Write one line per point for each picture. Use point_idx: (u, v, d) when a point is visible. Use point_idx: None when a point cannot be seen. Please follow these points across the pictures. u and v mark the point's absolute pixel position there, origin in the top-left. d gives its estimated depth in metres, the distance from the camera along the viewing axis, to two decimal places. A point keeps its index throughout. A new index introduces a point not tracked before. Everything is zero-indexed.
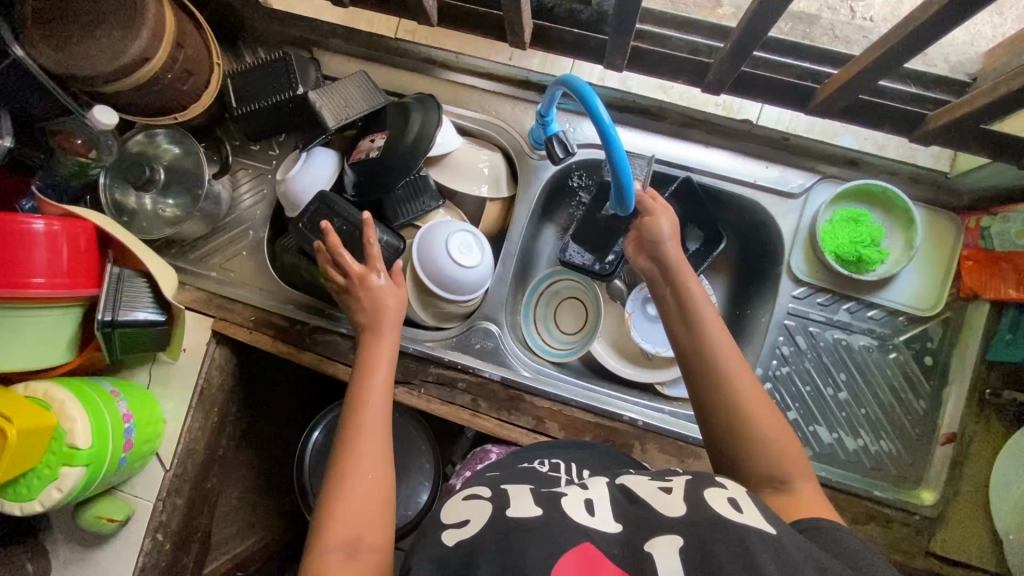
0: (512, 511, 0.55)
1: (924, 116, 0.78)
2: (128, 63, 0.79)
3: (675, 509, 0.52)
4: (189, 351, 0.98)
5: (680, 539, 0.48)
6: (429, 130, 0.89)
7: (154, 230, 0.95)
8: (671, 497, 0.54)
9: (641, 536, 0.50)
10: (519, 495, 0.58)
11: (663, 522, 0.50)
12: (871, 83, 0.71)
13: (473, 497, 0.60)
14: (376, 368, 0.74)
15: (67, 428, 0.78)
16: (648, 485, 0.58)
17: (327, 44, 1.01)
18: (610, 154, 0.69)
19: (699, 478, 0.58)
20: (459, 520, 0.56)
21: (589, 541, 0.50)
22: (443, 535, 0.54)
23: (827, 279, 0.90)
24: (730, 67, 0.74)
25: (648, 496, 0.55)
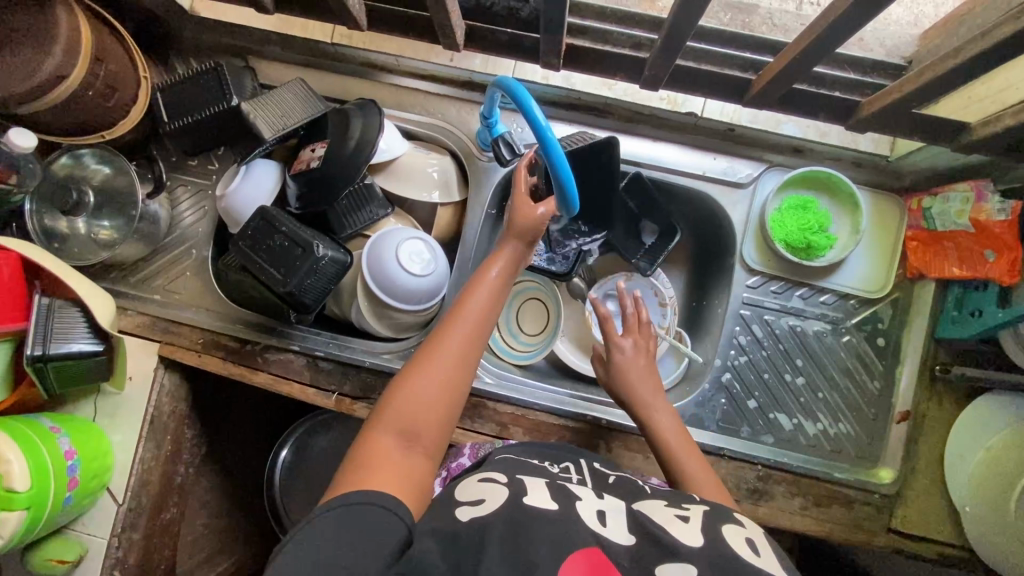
0: (528, 499, 0.57)
1: (857, 104, 0.79)
2: (43, 82, 0.75)
3: (692, 538, 0.53)
4: (135, 379, 0.94)
5: (692, 569, 0.49)
6: (371, 137, 0.87)
7: (88, 255, 0.90)
8: (690, 526, 0.55)
9: (651, 557, 0.51)
10: (536, 487, 0.60)
11: (677, 549, 0.51)
12: (803, 72, 0.71)
13: (488, 481, 0.62)
14: (483, 289, 0.71)
15: (3, 471, 0.74)
16: (663, 510, 0.59)
17: (261, 52, 0.97)
18: (547, 156, 0.67)
19: (718, 511, 0.59)
20: (474, 499, 0.58)
21: (598, 546, 0.51)
22: (456, 512, 0.56)
23: (779, 268, 0.91)
24: (665, 60, 0.74)
25: (664, 522, 0.56)
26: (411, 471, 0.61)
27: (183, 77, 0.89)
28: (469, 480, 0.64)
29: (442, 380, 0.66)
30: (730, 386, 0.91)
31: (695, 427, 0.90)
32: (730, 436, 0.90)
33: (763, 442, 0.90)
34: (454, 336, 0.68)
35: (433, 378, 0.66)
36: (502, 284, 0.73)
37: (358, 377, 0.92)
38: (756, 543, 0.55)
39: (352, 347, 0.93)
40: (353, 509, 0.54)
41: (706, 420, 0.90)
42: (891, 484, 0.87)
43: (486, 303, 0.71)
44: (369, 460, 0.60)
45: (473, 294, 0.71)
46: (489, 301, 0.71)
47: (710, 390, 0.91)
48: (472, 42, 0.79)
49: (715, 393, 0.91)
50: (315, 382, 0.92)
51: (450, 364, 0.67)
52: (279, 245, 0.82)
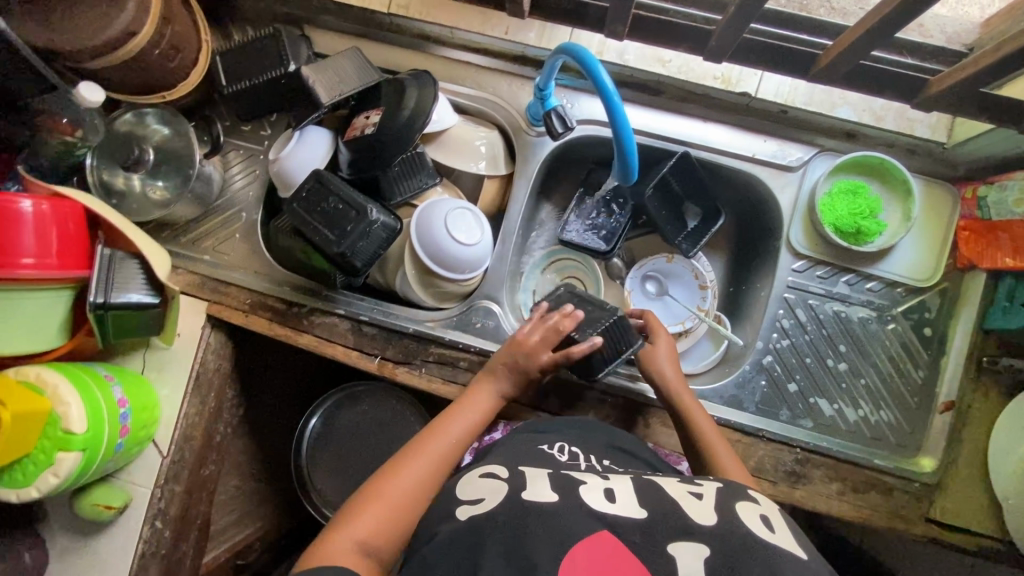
0: (527, 493, 0.60)
1: (926, 82, 0.78)
2: (114, 37, 0.77)
3: (707, 517, 0.57)
4: (184, 336, 0.96)
5: (706, 550, 0.53)
6: (426, 106, 0.88)
7: (144, 212, 0.93)
8: (703, 503, 0.59)
9: (664, 535, 0.54)
10: (536, 477, 0.64)
11: (693, 529, 0.55)
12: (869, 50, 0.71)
13: (489, 476, 0.67)
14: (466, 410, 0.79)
15: (61, 412, 0.77)
16: (677, 486, 0.63)
17: (317, 21, 0.99)
18: (614, 122, 0.68)
19: (732, 490, 0.63)
20: (474, 497, 0.63)
21: (607, 529, 0.55)
22: (456, 512, 0.61)
23: (826, 252, 0.91)
24: (732, 30, 0.73)
25: (679, 498, 0.60)
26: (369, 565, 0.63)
27: (245, 42, 0.92)
28: (471, 476, 0.69)
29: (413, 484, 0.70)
30: (771, 368, 0.91)
31: (734, 408, 0.90)
32: (770, 419, 0.90)
33: (802, 425, 0.89)
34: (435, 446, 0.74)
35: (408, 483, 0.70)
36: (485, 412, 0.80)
37: (401, 343, 0.93)
38: (770, 519, 0.59)
39: (396, 314, 0.95)
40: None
41: (744, 401, 0.91)
42: (931, 473, 0.86)
43: (468, 426, 0.77)
44: (328, 556, 0.62)
45: (455, 418, 0.77)
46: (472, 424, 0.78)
47: (751, 372, 0.91)
48: (532, 12, 0.80)
49: (755, 375, 0.91)
50: (358, 346, 0.93)
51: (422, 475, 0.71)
52: (332, 208, 0.84)
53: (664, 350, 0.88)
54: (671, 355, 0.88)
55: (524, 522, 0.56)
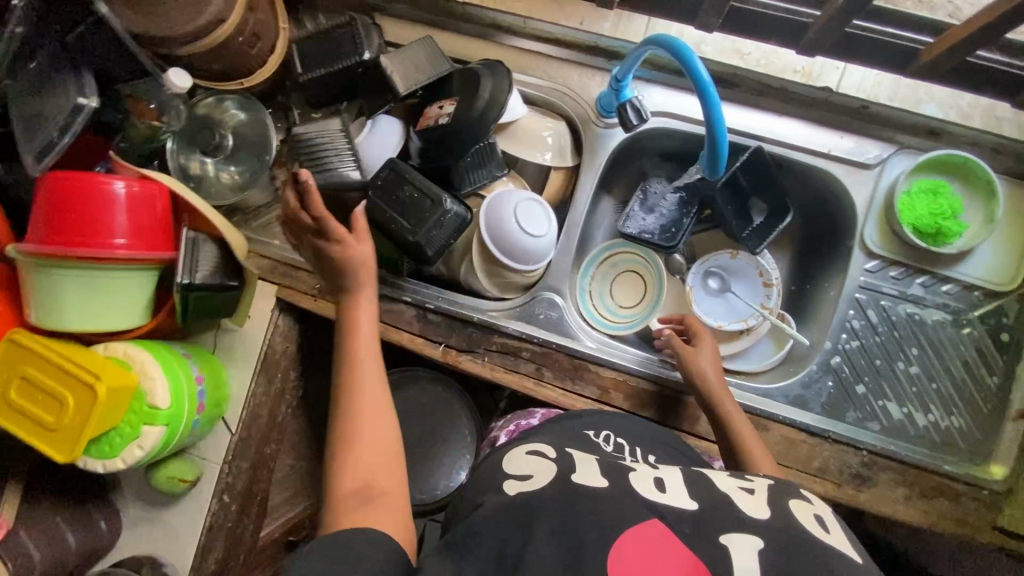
0: (577, 476, 0.60)
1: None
2: (205, 24, 0.78)
3: (759, 511, 0.55)
4: (255, 318, 0.99)
5: (760, 542, 0.51)
6: (501, 96, 0.88)
7: (221, 197, 0.95)
8: (755, 499, 0.58)
9: (717, 526, 0.53)
10: (586, 463, 0.64)
11: (744, 521, 0.53)
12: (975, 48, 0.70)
13: (538, 455, 0.67)
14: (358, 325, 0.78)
15: (148, 388, 0.81)
16: (728, 480, 0.62)
17: (390, 9, 1.00)
18: (708, 115, 0.67)
19: (784, 486, 0.61)
20: (524, 475, 0.63)
21: (658, 517, 0.54)
22: (507, 484, 0.62)
23: (901, 253, 0.89)
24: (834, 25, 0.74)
25: (731, 493, 0.59)
26: (395, 516, 0.61)
27: (322, 30, 0.93)
28: (519, 452, 0.70)
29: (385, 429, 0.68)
30: (838, 369, 0.90)
31: (799, 408, 0.90)
32: (835, 420, 0.89)
33: (868, 427, 0.88)
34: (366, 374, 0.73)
35: (377, 425, 0.68)
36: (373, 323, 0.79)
37: (464, 332, 0.95)
38: (825, 519, 0.56)
39: (461, 303, 0.96)
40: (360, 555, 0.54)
41: (810, 401, 0.90)
42: (1002, 481, 0.85)
43: (374, 351, 0.76)
44: (344, 516, 0.59)
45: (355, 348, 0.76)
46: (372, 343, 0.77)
47: (817, 372, 0.91)
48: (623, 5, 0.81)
49: (822, 375, 0.90)
50: (424, 334, 0.95)
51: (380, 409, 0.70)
52: (408, 196, 0.85)
53: (704, 350, 0.88)
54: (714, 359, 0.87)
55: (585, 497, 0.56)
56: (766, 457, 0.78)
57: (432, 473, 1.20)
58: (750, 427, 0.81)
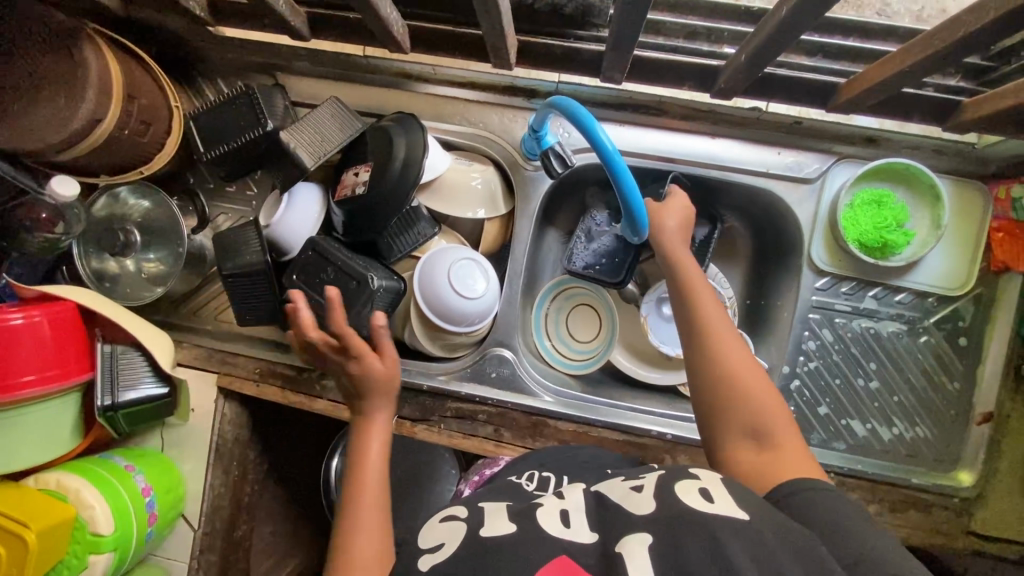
0: (485, 528, 0.52)
1: (960, 104, 0.73)
2: (79, 128, 0.72)
3: (644, 506, 0.49)
4: (198, 412, 0.94)
5: (649, 537, 0.45)
6: (416, 155, 0.83)
7: (138, 293, 0.89)
8: (643, 493, 0.51)
9: (614, 540, 0.47)
10: (495, 514, 0.55)
11: (632, 520, 0.48)
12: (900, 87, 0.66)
13: (449, 519, 0.56)
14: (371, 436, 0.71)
15: (87, 517, 0.77)
16: (619, 486, 0.55)
17: (291, 68, 0.93)
18: (619, 185, 0.64)
19: (675, 471, 0.55)
20: (435, 543, 0.52)
21: (564, 555, 0.46)
22: (416, 563, 0.50)
23: (850, 268, 0.86)
24: (744, 75, 0.70)
25: (619, 497, 0.52)
26: None
27: (217, 103, 0.86)
28: (431, 522, 0.57)
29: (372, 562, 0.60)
30: (799, 393, 0.88)
31: None
32: None
33: (834, 448, 0.87)
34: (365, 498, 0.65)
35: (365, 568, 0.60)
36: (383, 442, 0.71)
37: (417, 401, 0.91)
38: (711, 490, 0.50)
39: (408, 371, 0.92)
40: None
41: None
42: (971, 487, 0.84)
43: (381, 470, 0.68)
44: None
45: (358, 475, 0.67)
46: (377, 466, 0.68)
47: None
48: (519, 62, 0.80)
49: (783, 401, 0.88)
50: None
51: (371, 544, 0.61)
52: (331, 279, 0.80)
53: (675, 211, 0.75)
54: (708, 296, 0.67)
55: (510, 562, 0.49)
56: (792, 428, 0.59)
57: None
58: (757, 371, 0.62)
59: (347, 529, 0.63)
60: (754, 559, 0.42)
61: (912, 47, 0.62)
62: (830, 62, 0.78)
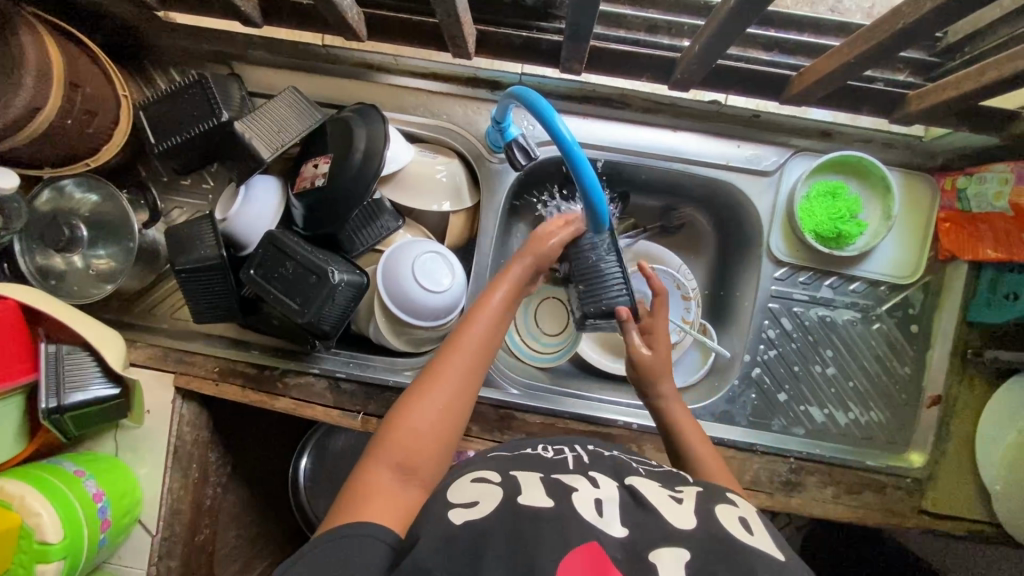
0: (522, 498, 0.53)
1: (904, 96, 0.75)
2: (14, 117, 0.69)
3: (685, 521, 0.52)
4: (154, 412, 0.91)
5: (686, 555, 0.47)
6: (377, 147, 0.81)
7: (87, 291, 0.86)
8: (683, 508, 0.54)
9: (645, 543, 0.49)
10: (531, 484, 0.56)
11: (671, 534, 0.50)
12: (849, 77, 0.68)
13: (481, 482, 0.58)
14: (485, 313, 0.70)
15: (34, 524, 0.74)
16: (658, 490, 0.57)
17: (246, 57, 0.90)
18: (579, 178, 0.63)
19: (711, 493, 0.59)
20: (468, 501, 0.54)
21: (596, 541, 0.48)
22: (449, 514, 0.52)
23: (807, 258, 0.89)
24: (698, 66, 0.71)
25: (658, 503, 0.54)
26: (398, 504, 0.56)
27: (169, 92, 0.83)
28: (460, 480, 0.59)
29: (438, 411, 0.63)
30: (760, 380, 0.90)
31: (726, 423, 0.89)
32: (762, 431, 0.89)
33: (794, 434, 0.90)
34: (451, 373, 0.65)
35: (425, 422, 0.62)
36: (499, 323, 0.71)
37: (383, 397, 0.90)
38: (748, 522, 0.54)
39: (374, 366, 0.91)
40: (341, 546, 0.51)
41: (736, 416, 0.90)
42: (921, 468, 0.87)
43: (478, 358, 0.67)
44: (364, 497, 0.56)
45: (457, 341, 0.68)
46: (475, 352, 0.67)
47: (740, 386, 0.90)
48: (480, 50, 0.80)
49: (745, 389, 0.90)
50: (340, 405, 0.90)
51: (439, 409, 0.63)
52: (291, 273, 0.78)
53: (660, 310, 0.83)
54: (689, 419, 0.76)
55: (476, 542, 0.48)
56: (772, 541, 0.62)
57: None
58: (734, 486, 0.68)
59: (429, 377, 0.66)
60: None
61: (854, 41, 0.64)
62: (785, 57, 0.79)
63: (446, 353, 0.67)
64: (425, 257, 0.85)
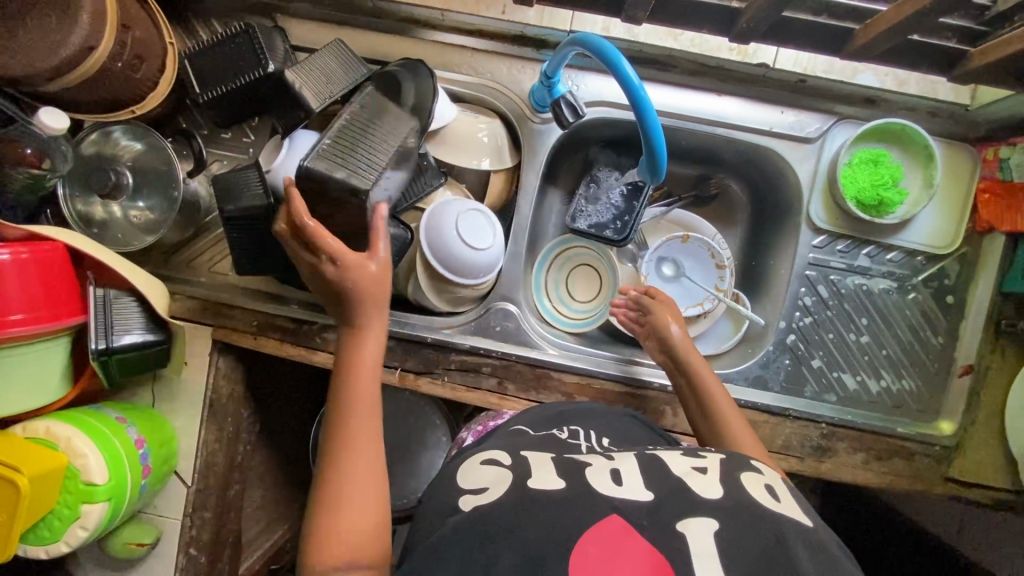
0: (533, 481, 0.55)
1: (967, 52, 0.76)
2: (69, 55, 0.68)
3: (711, 491, 0.51)
4: (192, 364, 0.91)
5: (715, 523, 0.47)
6: (425, 100, 0.82)
7: (129, 240, 0.86)
8: (708, 477, 0.53)
9: (671, 514, 0.49)
10: (542, 466, 0.58)
11: (698, 503, 0.49)
12: (920, 23, 0.68)
13: (494, 467, 0.60)
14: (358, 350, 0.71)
15: (80, 465, 0.74)
16: (680, 460, 0.57)
17: (292, 9, 0.90)
18: (643, 122, 0.66)
19: (735, 459, 0.58)
20: (477, 488, 0.57)
21: (617, 513, 0.49)
22: (458, 503, 0.55)
23: (847, 226, 0.89)
24: (766, 14, 0.71)
25: (682, 473, 0.54)
26: None
27: (213, 43, 0.82)
28: (472, 463, 0.63)
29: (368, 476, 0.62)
30: (794, 347, 0.91)
31: (760, 388, 0.90)
32: (795, 396, 0.90)
33: (826, 400, 0.90)
34: (355, 427, 0.65)
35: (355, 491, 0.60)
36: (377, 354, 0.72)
37: (421, 354, 0.90)
38: (775, 488, 0.54)
39: (412, 324, 0.91)
40: None
41: (770, 380, 0.90)
42: (951, 436, 0.88)
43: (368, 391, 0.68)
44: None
45: (356, 390, 0.67)
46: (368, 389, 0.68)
47: (774, 352, 0.91)
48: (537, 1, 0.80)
49: (779, 355, 0.91)
50: None
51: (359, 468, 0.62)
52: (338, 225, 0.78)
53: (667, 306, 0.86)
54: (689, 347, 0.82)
55: None
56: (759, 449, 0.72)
57: (408, 477, 1.12)
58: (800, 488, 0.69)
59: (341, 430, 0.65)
60: (817, 565, 0.44)
61: None
62: (837, 22, 0.78)
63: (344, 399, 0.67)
64: (467, 214, 0.85)
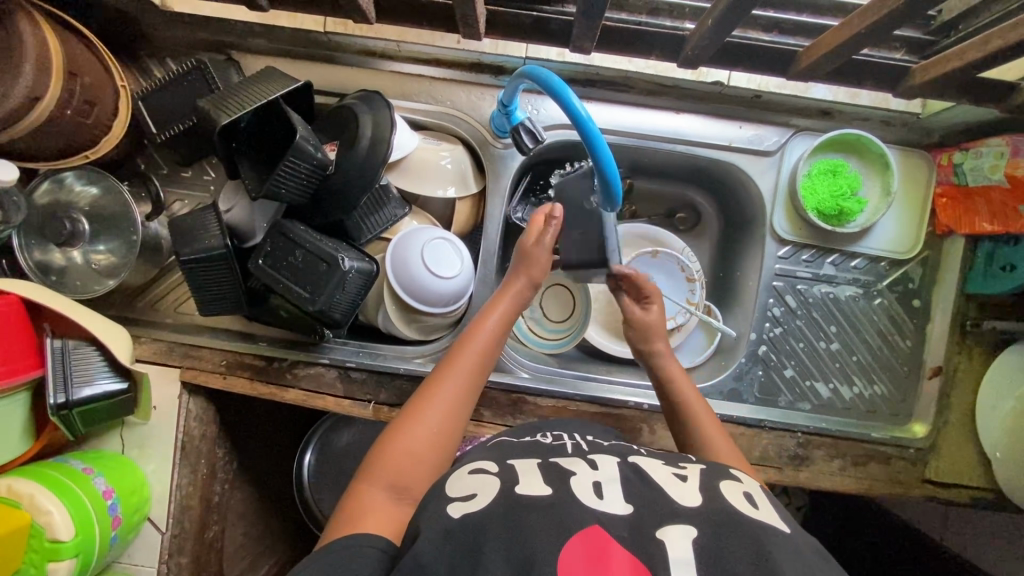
0: (520, 486, 0.53)
1: (909, 70, 0.77)
2: (14, 107, 0.67)
3: (690, 499, 0.50)
4: (160, 408, 0.90)
5: (692, 530, 0.46)
6: (384, 133, 0.81)
7: (89, 285, 0.84)
8: (687, 486, 0.52)
9: (649, 522, 0.48)
10: (530, 472, 0.55)
11: (674, 511, 0.49)
12: (862, 46, 0.70)
13: (479, 472, 0.57)
14: (484, 327, 0.71)
15: (45, 523, 0.72)
16: (659, 468, 0.56)
17: (245, 45, 0.89)
18: (596, 158, 0.66)
19: (713, 469, 0.57)
20: (465, 493, 0.53)
21: (598, 525, 0.47)
22: (447, 509, 0.51)
23: (810, 235, 0.90)
24: (708, 42, 0.73)
25: (659, 481, 0.53)
26: (393, 517, 0.57)
27: (167, 79, 0.82)
28: (458, 473, 0.58)
29: (438, 420, 0.63)
30: (767, 358, 0.91)
31: (734, 401, 0.90)
32: (770, 407, 0.90)
33: (801, 409, 0.91)
34: (449, 382, 0.66)
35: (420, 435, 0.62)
36: (499, 333, 0.71)
37: (395, 386, 0.89)
38: (753, 496, 0.53)
39: (384, 354, 0.90)
40: (342, 556, 0.52)
41: (744, 393, 0.91)
42: (924, 438, 0.89)
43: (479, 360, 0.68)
44: (358, 507, 0.57)
45: (462, 350, 0.68)
46: (475, 361, 0.68)
47: (747, 364, 0.91)
48: (490, 30, 0.80)
49: (752, 366, 0.91)
50: (350, 395, 0.89)
51: (438, 417, 0.64)
52: (301, 262, 0.77)
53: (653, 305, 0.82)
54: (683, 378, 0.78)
55: (493, 519, 0.48)
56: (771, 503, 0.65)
57: None
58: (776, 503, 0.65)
59: (435, 380, 0.67)
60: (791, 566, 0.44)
61: (858, 17, 0.67)
62: (786, 37, 0.80)
63: (453, 355, 0.69)
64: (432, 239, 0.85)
